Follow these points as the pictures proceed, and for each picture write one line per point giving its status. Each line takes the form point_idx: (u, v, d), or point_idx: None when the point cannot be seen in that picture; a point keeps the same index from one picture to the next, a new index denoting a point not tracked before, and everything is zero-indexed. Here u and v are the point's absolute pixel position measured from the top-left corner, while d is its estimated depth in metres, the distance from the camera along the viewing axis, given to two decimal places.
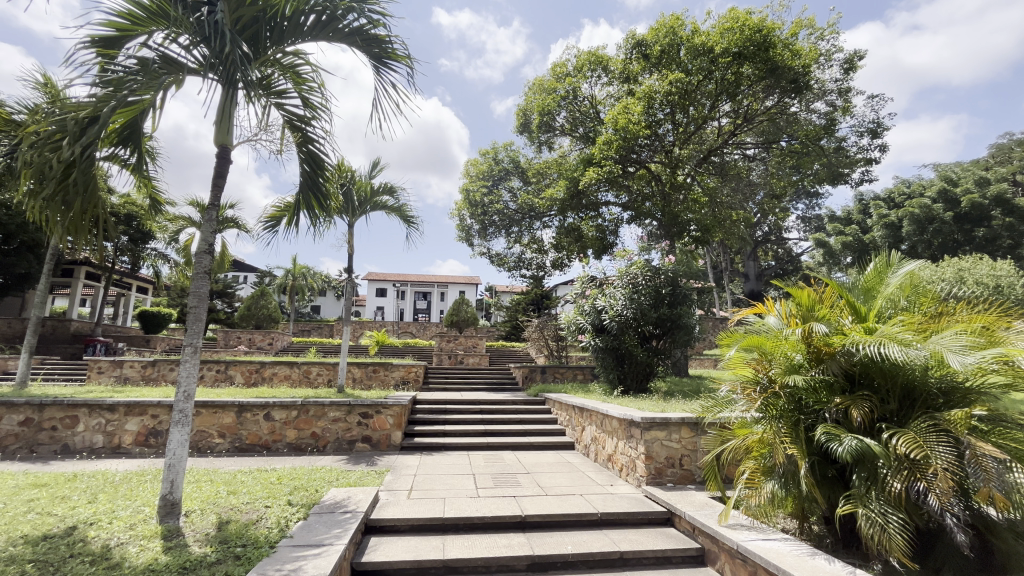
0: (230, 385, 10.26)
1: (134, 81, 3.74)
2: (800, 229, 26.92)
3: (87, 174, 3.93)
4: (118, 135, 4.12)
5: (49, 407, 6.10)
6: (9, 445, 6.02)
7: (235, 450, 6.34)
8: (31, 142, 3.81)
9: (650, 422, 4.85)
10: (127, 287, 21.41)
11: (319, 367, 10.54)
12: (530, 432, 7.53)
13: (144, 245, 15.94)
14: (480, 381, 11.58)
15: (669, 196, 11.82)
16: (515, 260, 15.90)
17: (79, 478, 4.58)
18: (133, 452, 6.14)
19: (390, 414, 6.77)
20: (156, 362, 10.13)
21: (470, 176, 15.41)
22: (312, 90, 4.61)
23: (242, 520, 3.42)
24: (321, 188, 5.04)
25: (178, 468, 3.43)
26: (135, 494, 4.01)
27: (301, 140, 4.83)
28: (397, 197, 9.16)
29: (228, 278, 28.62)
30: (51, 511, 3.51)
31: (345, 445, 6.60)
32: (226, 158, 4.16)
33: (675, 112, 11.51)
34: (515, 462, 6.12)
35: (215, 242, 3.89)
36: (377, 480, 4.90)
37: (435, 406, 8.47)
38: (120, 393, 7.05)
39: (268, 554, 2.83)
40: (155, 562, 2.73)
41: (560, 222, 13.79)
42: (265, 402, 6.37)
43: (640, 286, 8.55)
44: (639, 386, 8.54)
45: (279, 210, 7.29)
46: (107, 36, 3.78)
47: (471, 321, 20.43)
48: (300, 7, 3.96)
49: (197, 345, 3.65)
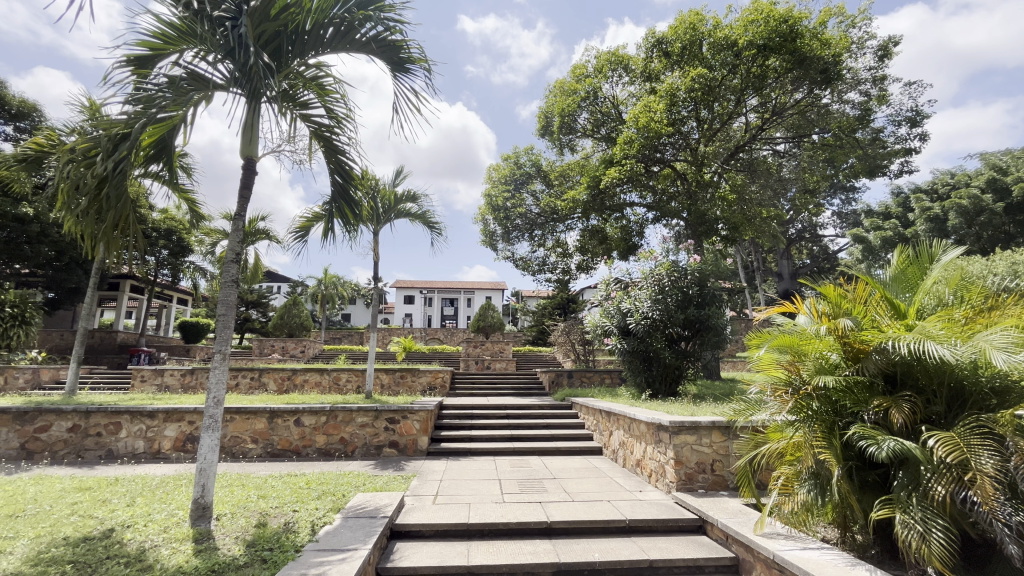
0: (263, 392, 10.55)
1: (163, 98, 3.88)
2: (837, 225, 26.02)
3: (119, 187, 4.05)
4: (154, 152, 4.29)
5: (95, 413, 6.38)
6: (58, 451, 6.31)
7: (267, 455, 6.49)
8: (68, 159, 4.01)
9: (679, 426, 4.71)
10: (168, 299, 22.37)
11: (348, 374, 10.76)
12: (557, 437, 7.46)
13: (184, 258, 16.45)
14: (507, 386, 11.57)
15: (696, 194, 11.56)
16: (539, 263, 15.82)
17: (121, 482, 4.77)
18: (171, 457, 6.38)
19: (417, 419, 6.81)
20: (194, 371, 10.53)
21: (492, 181, 15.42)
22: (335, 101, 4.69)
23: (271, 524, 3.49)
24: (353, 197, 5.14)
25: (209, 472, 3.51)
26: (171, 498, 4.14)
27: (328, 150, 4.93)
28: (420, 204, 9.27)
29: (262, 288, 29.57)
30: (92, 514, 3.65)
31: (372, 450, 6.68)
32: (252, 169, 4.28)
33: (700, 108, 11.23)
34: (541, 468, 6.04)
35: (243, 252, 3.98)
36: (402, 485, 4.91)
37: (462, 411, 8.49)
38: (159, 400, 7.35)
39: (294, 557, 2.87)
40: (186, 563, 2.80)
41: (584, 224, 13.71)
42: (295, 407, 6.51)
43: (666, 287, 8.38)
44: (668, 390, 8.33)
45: (308, 220, 7.48)
46: (140, 55, 3.93)
47: (498, 326, 20.39)
48: (320, 20, 4.07)
49: (226, 351, 3.75)
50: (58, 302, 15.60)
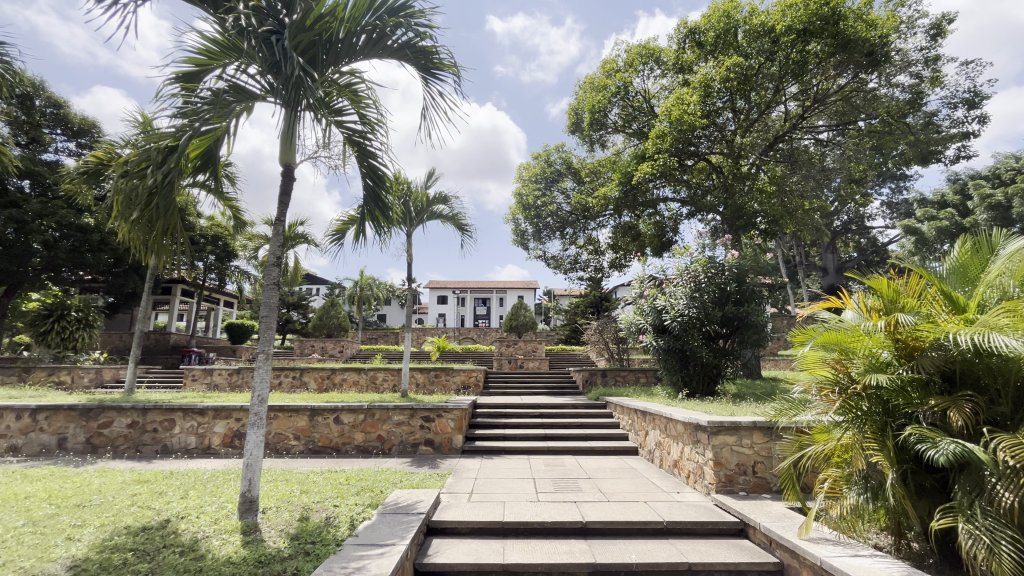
0: (305, 391, 10.91)
1: (208, 110, 4.07)
2: (886, 216, 24.70)
3: (169, 197, 4.27)
4: (200, 162, 4.51)
5: (151, 411, 6.77)
6: (119, 445, 6.73)
7: (309, 452, 6.72)
8: (123, 171, 4.26)
9: (718, 426, 4.59)
10: (216, 302, 23.47)
11: (385, 373, 11.00)
12: (591, 436, 7.39)
13: (229, 263, 17.22)
14: (540, 385, 11.55)
15: (733, 187, 11.22)
16: (571, 261, 15.71)
17: (175, 476, 5.04)
18: (221, 452, 6.69)
19: (451, 418, 6.89)
20: (240, 371, 11.01)
21: (523, 180, 15.38)
22: (368, 106, 4.79)
23: (313, 518, 3.61)
24: (384, 200, 5.24)
25: (255, 467, 3.66)
26: (220, 491, 4.35)
27: (361, 154, 5.05)
28: (452, 205, 9.37)
29: (302, 290, 30.63)
30: (150, 505, 3.88)
31: (409, 448, 6.80)
32: (290, 176, 4.43)
33: (736, 99, 10.88)
34: (576, 467, 6.00)
35: (283, 256, 4.13)
36: (439, 483, 4.99)
37: (495, 410, 8.54)
38: (209, 398, 7.72)
39: (335, 551, 2.97)
40: (236, 554, 2.93)
41: (616, 221, 13.53)
42: (334, 405, 6.71)
43: (702, 284, 8.16)
44: (706, 389, 8.12)
45: (344, 223, 7.68)
46: (187, 71, 4.13)
47: (530, 325, 20.39)
48: (353, 28, 4.18)
49: (269, 352, 3.90)
50: (117, 306, 16.61)
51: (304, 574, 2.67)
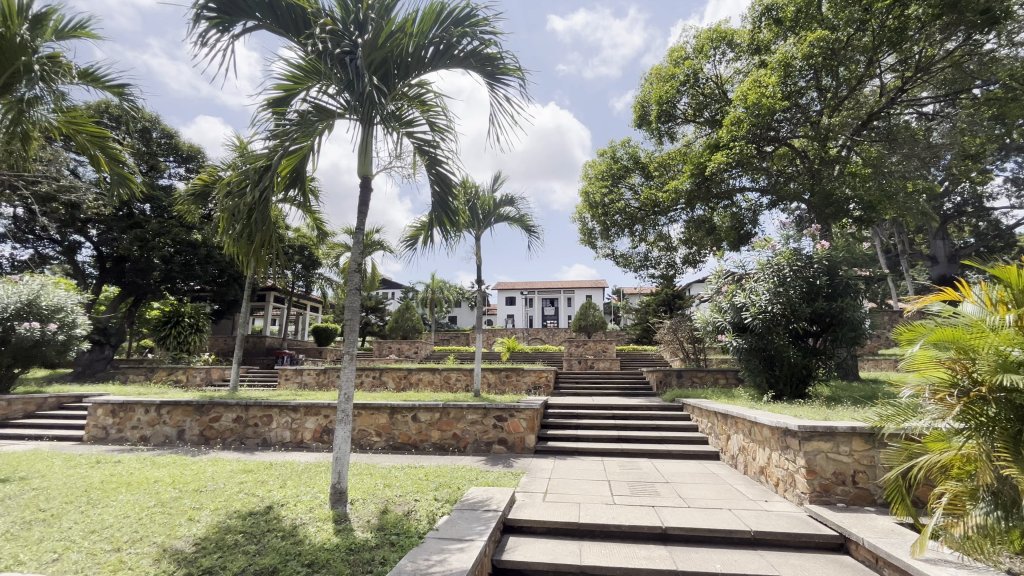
0: (384, 390, 11.49)
1: (295, 131, 4.45)
2: (1011, 194, 21.58)
3: (264, 213, 4.69)
4: (290, 179, 4.91)
5: (252, 407, 7.45)
6: (227, 437, 7.47)
7: (390, 448, 7.06)
8: (226, 191, 4.74)
9: (811, 432, 4.25)
10: (303, 307, 25.36)
11: (458, 373, 11.32)
12: (668, 439, 7.13)
13: (314, 271, 18.54)
14: (612, 386, 11.31)
15: (821, 172, 10.34)
16: (641, 259, 15.26)
17: (275, 467, 5.51)
18: (312, 447, 7.22)
19: (523, 417, 6.95)
20: (327, 371, 11.81)
21: (589, 178, 15.12)
22: (436, 115, 4.96)
23: (396, 511, 3.80)
24: (451, 206, 5.40)
25: (344, 460, 3.91)
26: (314, 482, 4.70)
27: (431, 162, 5.23)
28: (518, 207, 9.45)
29: (379, 295, 32.31)
30: (255, 492, 4.28)
31: (483, 447, 6.94)
32: (368, 187, 4.70)
33: (821, 76, 10.03)
34: (653, 471, 5.81)
35: (364, 262, 4.38)
36: (513, 482, 5.05)
37: (567, 410, 8.49)
38: (301, 396, 8.36)
39: (418, 543, 3.10)
40: (329, 541, 3.16)
41: (688, 216, 12.95)
42: (412, 404, 7.02)
43: (788, 279, 7.61)
44: (795, 392, 7.55)
45: (416, 229, 8.00)
46: (276, 97, 4.51)
47: (600, 325, 20.05)
48: (421, 41, 4.34)
49: (354, 353, 4.15)
50: (222, 313, 18.47)
51: (390, 563, 2.81)
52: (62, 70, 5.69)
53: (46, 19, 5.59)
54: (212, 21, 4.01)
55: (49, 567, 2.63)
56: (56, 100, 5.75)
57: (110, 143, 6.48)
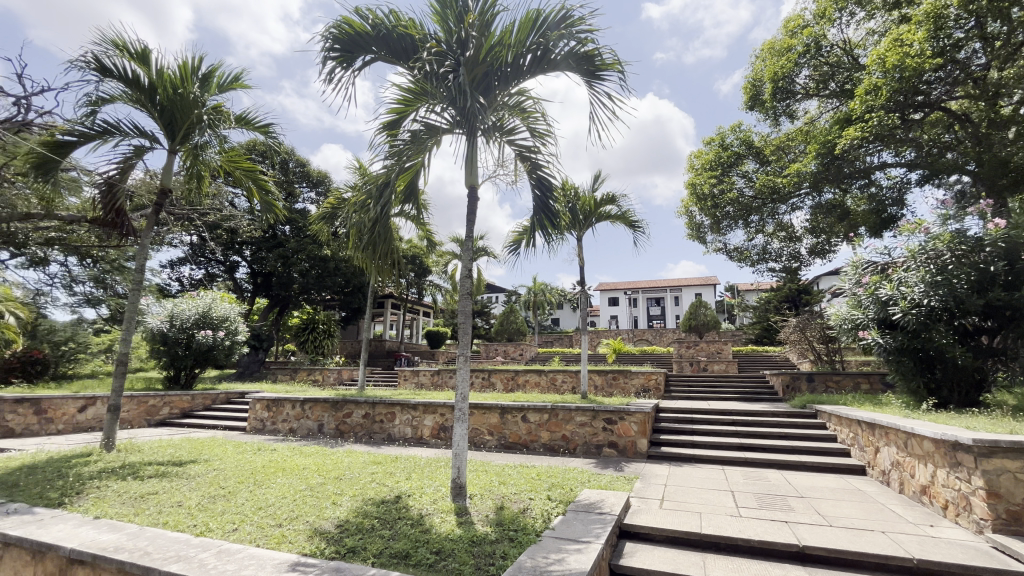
0: (493, 391, 11.90)
1: (408, 149, 4.83)
2: None
3: (385, 227, 5.13)
4: (405, 194, 5.31)
5: (378, 404, 8.18)
6: (358, 431, 8.28)
7: (502, 447, 7.29)
8: (353, 210, 5.27)
9: (991, 447, 3.56)
10: (416, 312, 27.22)
11: (564, 375, 11.33)
12: (800, 449, 6.44)
13: (425, 278, 19.81)
14: (730, 389, 10.52)
15: (989, 137, 8.66)
16: (759, 252, 14.02)
17: (400, 460, 5.98)
18: (431, 443, 7.72)
19: (634, 421, 6.75)
20: (440, 372, 12.55)
21: (695, 169, 14.27)
22: (536, 121, 5.04)
23: (513, 508, 3.91)
24: (552, 208, 5.45)
25: (462, 456, 4.13)
26: (435, 476, 5.02)
27: (531, 167, 5.32)
28: (620, 204, 9.23)
29: (484, 299, 33.54)
30: (385, 482, 4.69)
31: (593, 449, 6.87)
32: (474, 196, 4.92)
33: (986, 23, 8.40)
34: (784, 483, 5.29)
35: (473, 268, 4.60)
36: (627, 486, 4.92)
37: (680, 415, 8.07)
38: (419, 395, 8.99)
39: (536, 541, 3.16)
40: (453, 532, 3.34)
41: (814, 201, 11.63)
42: (521, 404, 7.18)
43: (949, 266, 6.49)
44: (965, 400, 6.39)
45: (519, 234, 8.17)
46: (391, 120, 4.93)
47: (713, 325, 18.77)
48: (519, 50, 4.46)
49: (467, 354, 4.36)
50: (349, 320, 20.52)
51: (511, 558, 2.90)
52: (224, 117, 6.77)
53: (211, 77, 6.70)
54: (337, 60, 4.54)
55: (231, 535, 3.13)
56: (220, 143, 6.86)
57: (260, 176, 7.58)
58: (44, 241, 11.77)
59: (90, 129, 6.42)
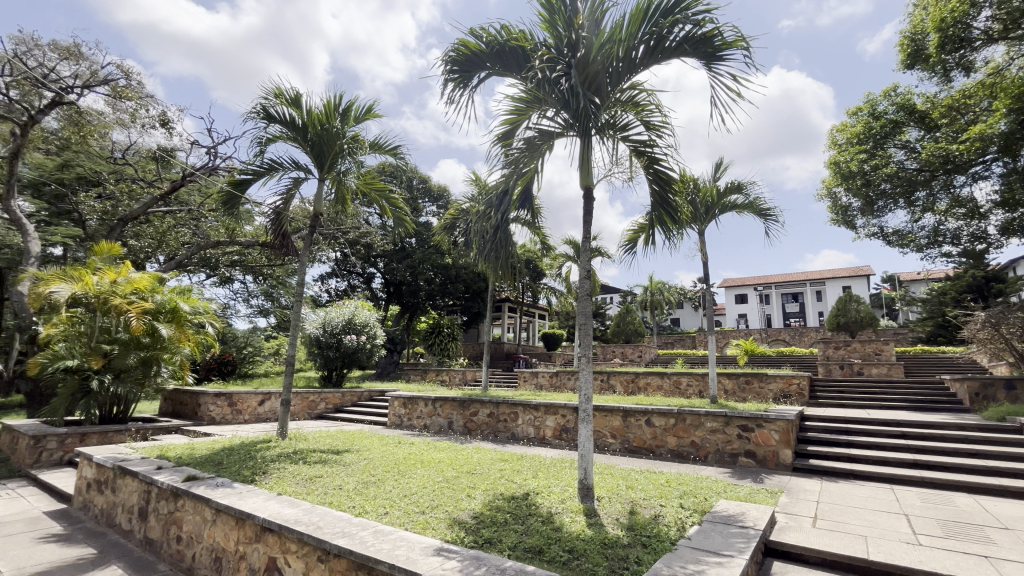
0: (613, 393, 11.68)
1: (523, 156, 4.98)
2: None
3: (504, 233, 5.33)
4: (521, 200, 5.46)
5: (502, 404, 8.51)
6: (484, 430, 8.69)
7: (626, 451, 7.11)
8: (474, 219, 5.57)
9: None
10: (532, 315, 27.80)
11: (689, 378, 10.70)
12: (1000, 471, 5.29)
13: (540, 281, 20.14)
14: (897, 396, 9.02)
15: None
16: (928, 234, 11.87)
17: (525, 459, 6.15)
18: (553, 443, 7.82)
19: (775, 429, 6.13)
20: (559, 373, 12.66)
21: (838, 145, 12.57)
22: (650, 113, 4.87)
23: (644, 513, 3.80)
24: (672, 202, 5.21)
25: (588, 458, 4.12)
26: (561, 476, 5.07)
27: (648, 162, 5.13)
28: (748, 192, 8.48)
29: (599, 300, 33.09)
30: (514, 479, 4.86)
31: (727, 458, 6.39)
32: (589, 196, 4.90)
33: None
34: (979, 511, 4.39)
35: (591, 269, 4.58)
36: (771, 500, 4.48)
37: (832, 424, 7.13)
38: (539, 396, 9.16)
39: (671, 549, 3.03)
40: (584, 532, 3.35)
41: (1006, 168, 9.53)
42: (645, 408, 6.93)
43: None
44: None
45: (635, 232, 7.94)
46: (505, 130, 5.12)
47: (868, 322, 16.30)
48: (631, 43, 4.37)
49: (589, 356, 4.35)
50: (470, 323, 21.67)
51: (646, 564, 2.83)
52: (361, 145, 7.62)
53: (350, 110, 7.58)
54: (456, 80, 4.85)
55: (384, 518, 3.50)
56: (358, 168, 7.73)
57: (391, 194, 8.39)
58: (230, 262, 14.33)
59: (260, 167, 7.67)
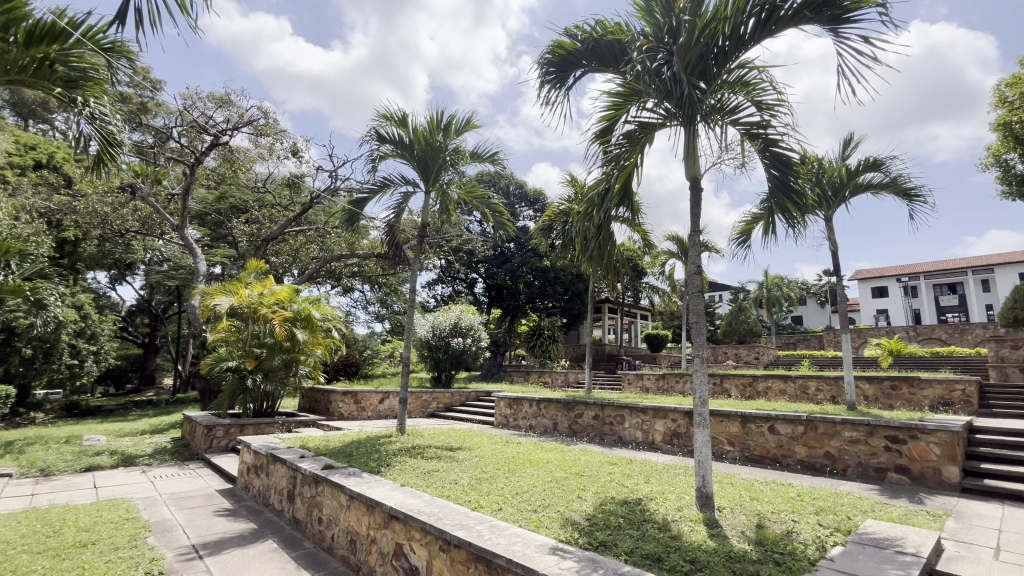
0: (728, 397, 10.88)
1: (624, 151, 4.88)
2: None
3: (606, 232, 5.24)
4: (622, 197, 5.32)
5: (607, 407, 8.34)
6: (590, 432, 8.60)
7: (746, 460, 6.57)
8: (574, 220, 5.54)
9: None
10: (634, 316, 26.91)
11: (818, 382, 9.60)
12: None
13: (642, 280, 19.45)
14: None
15: None
16: None
17: (635, 463, 5.97)
18: (663, 448, 7.49)
19: (935, 442, 5.26)
20: (666, 376, 12.11)
21: (1007, 103, 10.49)
22: (764, 91, 4.46)
23: (774, 528, 3.48)
24: (794, 186, 4.72)
25: (706, 465, 3.88)
26: (675, 483, 4.83)
27: (763, 145, 4.69)
28: (886, 169, 7.42)
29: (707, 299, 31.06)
30: (625, 483, 4.73)
31: (872, 473, 5.62)
32: (697, 187, 4.63)
33: None
34: None
35: (703, 264, 4.32)
36: (935, 524, 3.84)
37: (1014, 437, 5.93)
38: (646, 399, 8.83)
39: (811, 570, 2.74)
40: (706, 543, 3.16)
41: None
42: (767, 413, 6.35)
43: None
44: None
45: (748, 223, 7.34)
46: (603, 127, 5.04)
47: None
48: (739, 19, 4.08)
49: (703, 356, 4.10)
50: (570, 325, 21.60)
51: None
52: (462, 156, 7.99)
53: (451, 124, 7.99)
54: (552, 82, 4.88)
55: (498, 513, 3.61)
56: (460, 178, 8.11)
57: (491, 201, 8.68)
58: (351, 273, 15.86)
59: (374, 185, 8.40)
